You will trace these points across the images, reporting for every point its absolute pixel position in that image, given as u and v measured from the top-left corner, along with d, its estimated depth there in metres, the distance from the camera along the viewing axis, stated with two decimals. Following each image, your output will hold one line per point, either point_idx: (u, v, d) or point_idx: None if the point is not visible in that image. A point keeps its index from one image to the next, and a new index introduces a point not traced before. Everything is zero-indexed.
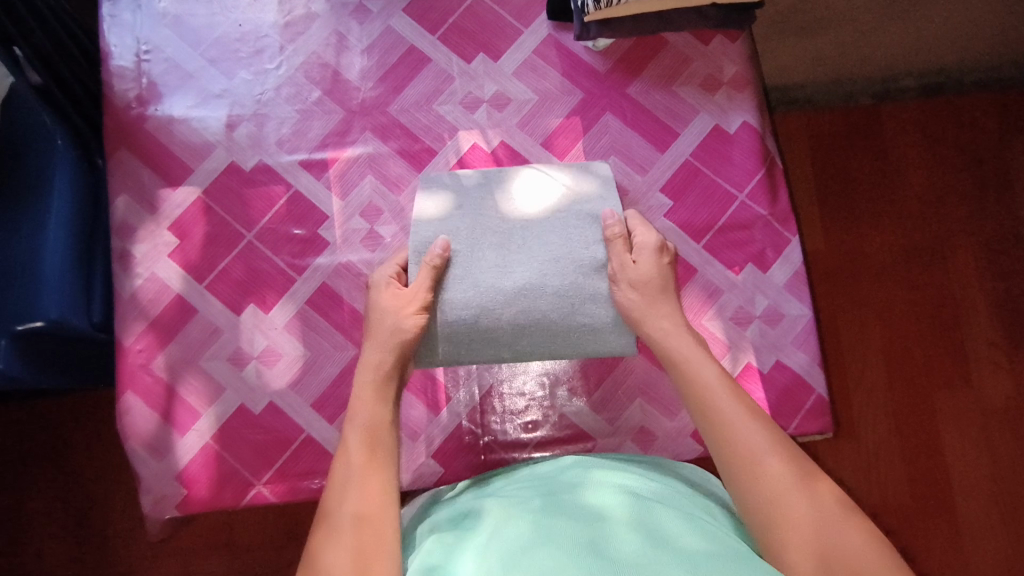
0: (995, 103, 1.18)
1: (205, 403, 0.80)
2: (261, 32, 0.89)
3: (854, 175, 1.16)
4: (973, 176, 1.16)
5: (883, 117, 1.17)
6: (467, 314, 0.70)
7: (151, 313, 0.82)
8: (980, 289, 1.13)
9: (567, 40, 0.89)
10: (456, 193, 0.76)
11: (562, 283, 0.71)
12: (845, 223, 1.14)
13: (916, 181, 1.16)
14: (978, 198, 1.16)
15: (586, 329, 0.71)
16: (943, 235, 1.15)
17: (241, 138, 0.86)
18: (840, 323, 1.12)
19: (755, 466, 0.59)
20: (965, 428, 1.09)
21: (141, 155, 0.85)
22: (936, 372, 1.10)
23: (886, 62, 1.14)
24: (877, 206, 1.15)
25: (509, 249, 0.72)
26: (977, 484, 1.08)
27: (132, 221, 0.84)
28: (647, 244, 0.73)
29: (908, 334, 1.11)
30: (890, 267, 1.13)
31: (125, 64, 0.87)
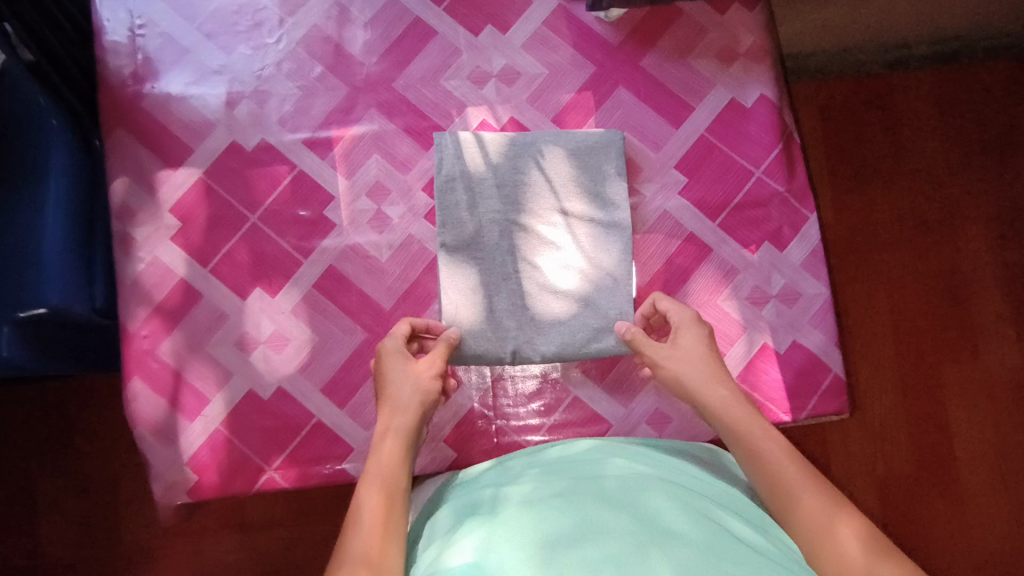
0: (1011, 70, 1.15)
1: (213, 389, 0.79)
2: (259, 4, 0.86)
3: (865, 141, 1.13)
4: (986, 145, 1.14)
5: (895, 86, 1.15)
6: (486, 316, 0.77)
7: (155, 299, 0.80)
8: (988, 260, 1.12)
9: (578, 10, 0.85)
10: (472, 198, 0.79)
11: (572, 291, 0.78)
12: (855, 192, 1.12)
13: (927, 151, 1.14)
14: (990, 169, 1.14)
15: (594, 330, 0.78)
16: (953, 206, 1.13)
17: (242, 116, 0.83)
18: (850, 294, 1.10)
19: (786, 491, 0.61)
20: (972, 401, 1.09)
21: (139, 135, 0.83)
22: (944, 344, 1.09)
23: (898, 32, 1.10)
24: (888, 175, 1.13)
25: (524, 258, 0.79)
26: (980, 455, 1.08)
27: (133, 204, 0.81)
28: (685, 323, 0.74)
29: (917, 308, 1.10)
30: (900, 238, 1.12)
31: (118, 39, 0.84)
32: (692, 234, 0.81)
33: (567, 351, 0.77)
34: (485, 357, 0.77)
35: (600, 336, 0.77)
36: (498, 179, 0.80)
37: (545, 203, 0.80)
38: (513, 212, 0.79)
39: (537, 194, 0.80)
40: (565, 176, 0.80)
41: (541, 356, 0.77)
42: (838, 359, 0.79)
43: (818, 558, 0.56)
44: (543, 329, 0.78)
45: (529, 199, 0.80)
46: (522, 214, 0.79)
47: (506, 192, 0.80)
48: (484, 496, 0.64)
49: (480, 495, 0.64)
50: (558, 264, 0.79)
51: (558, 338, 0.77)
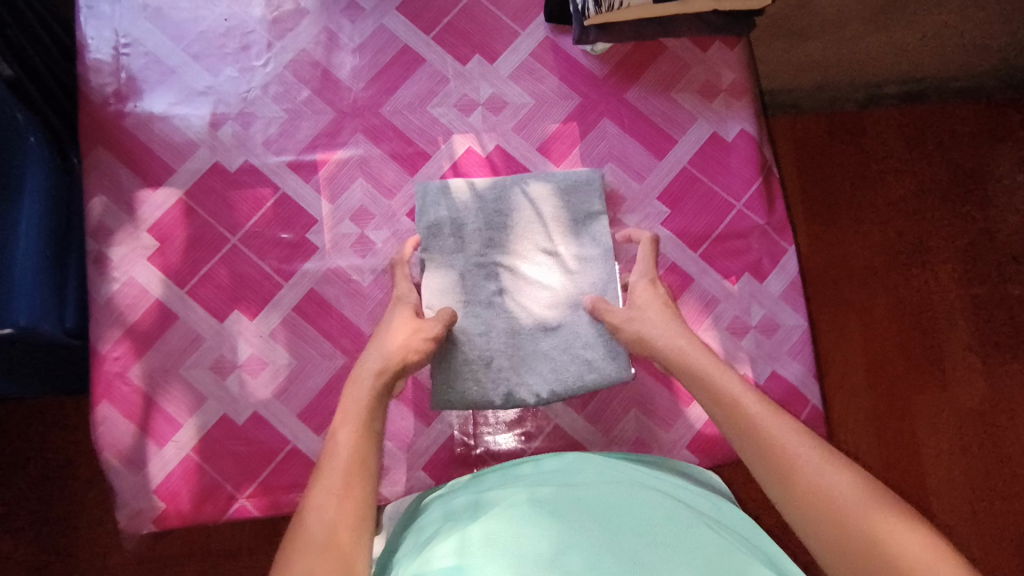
0: (974, 111, 1.20)
1: (184, 413, 0.77)
2: (247, 27, 0.86)
3: (838, 176, 1.17)
4: (952, 182, 1.18)
5: (866, 122, 1.19)
6: (475, 358, 0.75)
7: (129, 320, 0.78)
8: (956, 293, 1.15)
9: (565, 43, 0.87)
10: (458, 238, 0.79)
11: (560, 328, 0.77)
12: (829, 226, 1.16)
13: (898, 185, 1.17)
14: (956, 204, 1.17)
15: (588, 365, 0.76)
16: (922, 239, 1.16)
17: (225, 138, 0.83)
18: (825, 325, 1.13)
19: (767, 440, 0.57)
20: (942, 428, 1.10)
21: (120, 154, 0.82)
22: (915, 374, 1.11)
23: (870, 71, 1.14)
24: (859, 209, 1.16)
25: (513, 299, 0.78)
26: (950, 482, 1.09)
27: (109, 223, 0.80)
28: (641, 284, 0.76)
29: (890, 341, 1.12)
30: (873, 270, 1.14)
31: (102, 58, 0.83)
32: (674, 264, 0.82)
33: (565, 390, 0.76)
34: (477, 402, 0.75)
35: (597, 371, 0.75)
36: (482, 220, 0.79)
37: (530, 241, 0.79)
38: (498, 254, 0.79)
39: (521, 233, 0.79)
40: (551, 216, 0.80)
41: (537, 399, 0.75)
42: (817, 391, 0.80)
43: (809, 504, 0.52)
44: (537, 369, 0.76)
45: (514, 241, 0.79)
46: (506, 253, 0.79)
47: (491, 234, 0.79)
48: (465, 503, 0.62)
49: (458, 504, 0.63)
50: (546, 302, 0.78)
51: (550, 377, 0.76)
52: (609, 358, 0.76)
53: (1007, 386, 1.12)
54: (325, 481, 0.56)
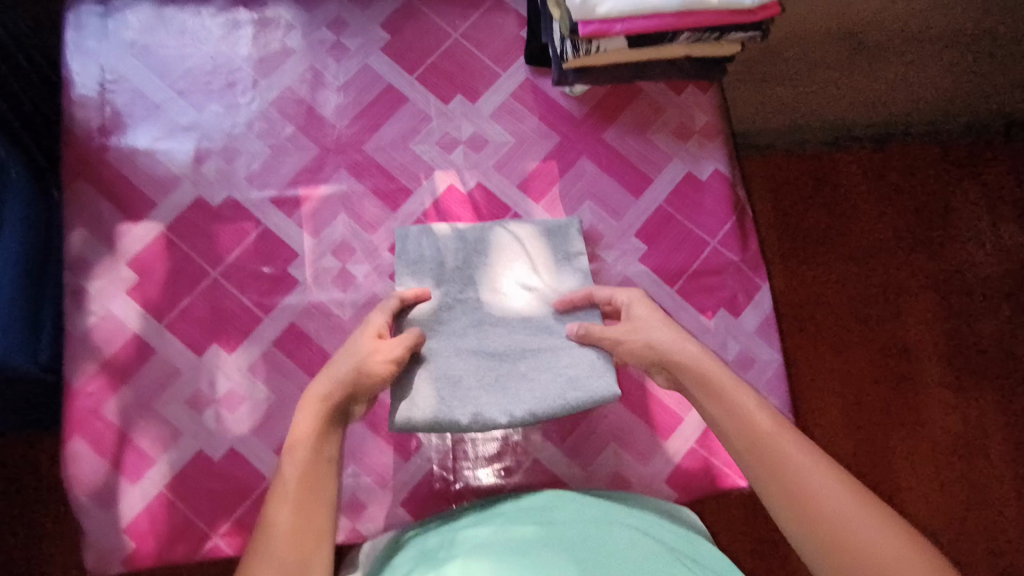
0: (940, 152, 1.25)
1: (158, 449, 0.76)
2: (233, 65, 0.87)
3: (810, 211, 1.21)
4: (919, 219, 1.22)
5: (837, 160, 1.23)
6: (447, 378, 0.72)
7: (105, 354, 0.78)
8: (927, 326, 1.18)
9: (544, 84, 0.90)
10: (434, 262, 0.78)
11: (537, 348, 0.75)
12: (802, 258, 1.19)
13: (868, 221, 1.21)
14: (924, 241, 1.21)
15: (568, 383, 0.72)
16: (892, 273, 1.19)
17: (209, 173, 0.84)
18: (800, 353, 1.15)
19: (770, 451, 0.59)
20: (915, 460, 1.12)
21: (102, 188, 0.82)
22: (887, 405, 1.14)
23: (838, 113, 1.19)
24: (832, 242, 1.20)
25: (490, 325, 0.76)
26: (925, 513, 1.10)
27: (88, 256, 0.80)
28: (634, 300, 0.73)
29: (864, 372, 1.15)
30: (846, 301, 1.17)
31: (88, 93, 0.84)
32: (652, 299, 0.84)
33: (542, 409, 0.71)
34: (445, 424, 0.70)
35: (580, 389, 0.71)
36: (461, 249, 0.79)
37: (506, 267, 0.80)
38: (475, 281, 0.78)
39: (498, 259, 0.80)
40: (528, 246, 0.80)
41: (510, 420, 0.71)
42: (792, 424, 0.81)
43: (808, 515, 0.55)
44: (511, 390, 0.72)
45: (492, 269, 0.79)
46: (482, 278, 0.79)
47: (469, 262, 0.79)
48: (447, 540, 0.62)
49: (440, 539, 0.63)
50: (521, 324, 0.77)
51: (528, 395, 0.71)
52: (591, 372, 0.72)
53: (978, 419, 1.15)
54: (279, 521, 0.57)
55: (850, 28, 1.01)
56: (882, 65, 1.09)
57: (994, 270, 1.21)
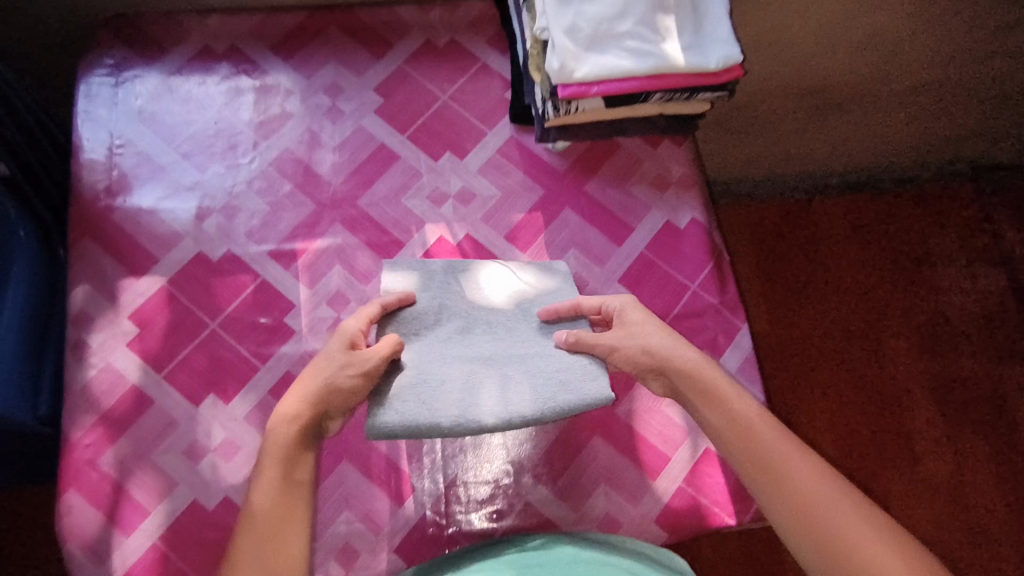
0: (906, 197, 1.48)
1: (154, 500, 0.77)
2: (235, 129, 0.92)
3: (790, 250, 1.43)
4: (890, 254, 1.44)
5: (815, 207, 1.46)
6: (432, 380, 0.72)
7: (103, 406, 0.79)
8: (905, 343, 1.37)
9: (528, 141, 0.95)
10: (422, 275, 0.81)
11: (525, 355, 0.76)
12: (783, 289, 1.40)
13: (844, 257, 1.43)
14: (895, 271, 1.42)
15: (560, 386, 0.73)
16: (868, 298, 1.40)
17: (210, 229, 0.88)
18: (787, 369, 1.35)
19: (774, 465, 0.65)
20: (903, 456, 1.29)
21: (107, 246, 0.86)
22: (871, 410, 1.32)
23: (811, 165, 1.41)
24: (810, 275, 1.41)
25: (474, 335, 0.78)
26: (916, 504, 1.26)
27: (91, 311, 0.83)
28: (627, 306, 0.78)
29: (845, 383, 1.34)
30: (824, 324, 1.38)
31: (96, 157, 0.89)
32: None
33: (531, 410, 0.71)
34: (427, 425, 0.69)
35: (572, 392, 0.72)
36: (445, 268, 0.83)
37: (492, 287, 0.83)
38: (459, 296, 0.81)
39: (487, 278, 0.83)
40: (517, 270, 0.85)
41: (496, 420, 0.70)
42: None
43: (812, 526, 0.61)
44: (496, 391, 0.72)
45: (477, 287, 0.82)
46: (468, 293, 0.82)
47: (454, 279, 0.82)
48: None
49: None
50: (509, 336, 0.78)
51: (518, 395, 0.72)
52: (584, 375, 0.74)
53: (965, 432, 1.31)
54: (247, 557, 0.61)
55: (817, 89, 1.22)
56: (840, 120, 1.31)
57: (971, 308, 1.40)
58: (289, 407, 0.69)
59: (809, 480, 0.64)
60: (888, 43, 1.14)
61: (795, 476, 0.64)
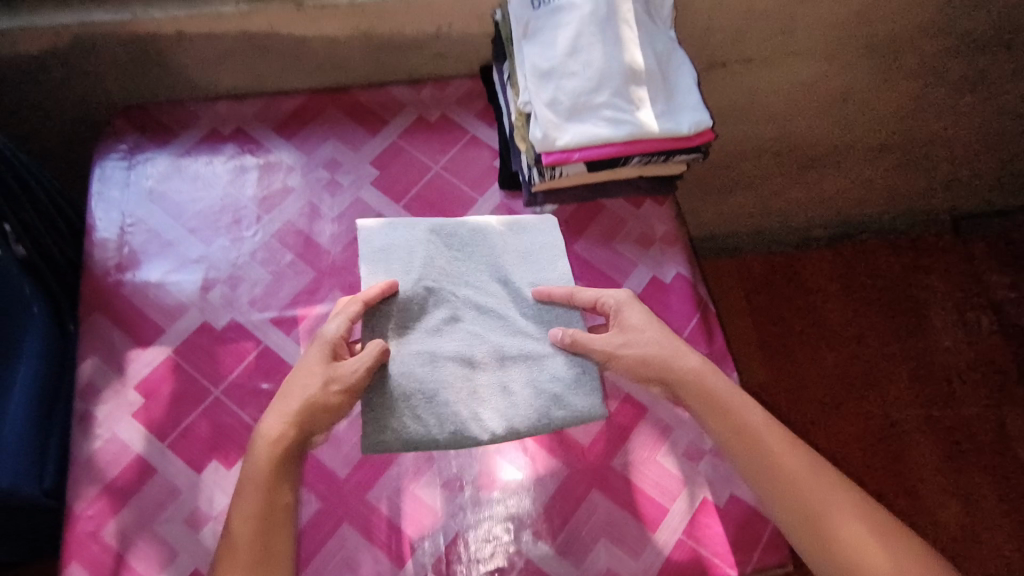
0: (884, 246, 1.65)
1: (155, 571, 0.77)
2: (239, 204, 0.98)
3: (783, 294, 1.59)
4: (877, 295, 1.60)
5: (803, 262, 1.62)
6: (428, 387, 0.79)
7: (106, 477, 0.81)
8: (899, 374, 1.51)
9: (517, 206, 1.00)
10: (408, 263, 0.86)
11: (516, 356, 0.83)
12: (779, 330, 1.55)
13: (833, 299, 1.59)
14: (882, 309, 1.58)
15: (552, 402, 0.81)
16: (859, 335, 1.55)
17: (214, 299, 0.91)
18: (793, 404, 1.47)
19: (774, 466, 0.72)
20: (910, 477, 1.41)
21: (115, 319, 0.89)
22: (876, 436, 1.45)
23: (795, 227, 1.58)
24: (803, 317, 1.57)
25: (462, 325, 0.84)
26: (929, 521, 1.37)
27: (98, 383, 0.85)
28: (623, 302, 0.83)
29: (847, 413, 1.47)
30: (821, 358, 1.52)
31: (108, 236, 0.94)
32: (628, 394, 0.89)
33: (527, 424, 0.80)
34: (426, 440, 0.77)
35: (565, 406, 0.81)
36: (435, 254, 0.88)
37: (477, 271, 0.88)
38: (449, 285, 0.86)
39: (471, 260, 0.89)
40: (507, 253, 0.90)
41: (492, 435, 0.78)
42: None
43: (809, 518, 0.69)
44: (492, 403, 0.80)
45: (467, 272, 0.88)
46: (455, 281, 0.87)
47: (444, 265, 0.87)
48: None
49: None
50: (498, 332, 0.84)
51: (515, 411, 0.80)
52: (577, 391, 0.82)
53: (969, 469, 1.42)
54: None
55: (793, 148, 1.34)
56: (821, 182, 1.44)
57: (971, 359, 1.53)
58: (269, 430, 0.71)
59: (805, 476, 0.71)
60: (846, 103, 1.26)
61: (793, 475, 0.71)
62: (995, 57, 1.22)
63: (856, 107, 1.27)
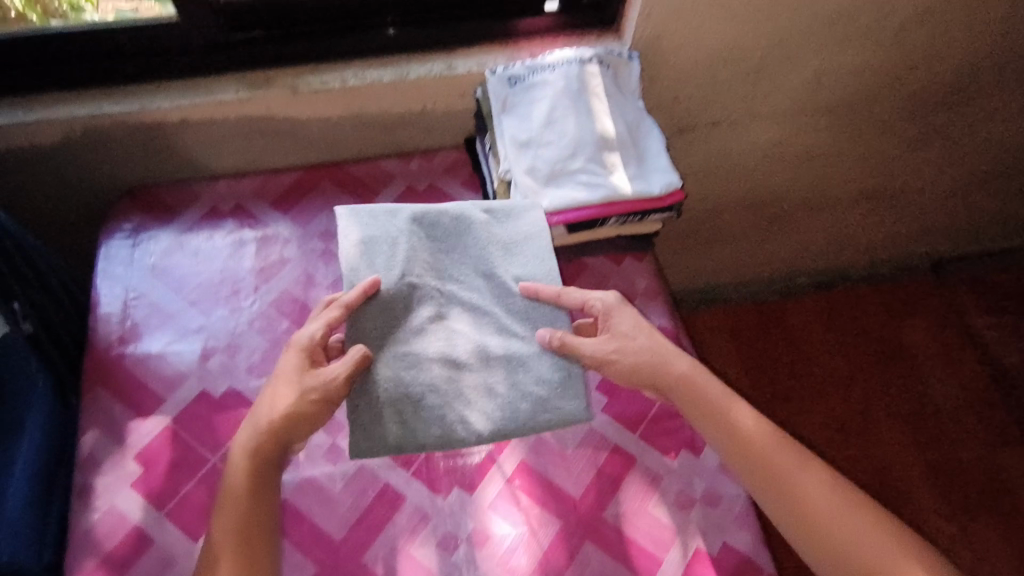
0: (866, 295, 1.75)
1: None
2: (238, 276, 1.02)
3: (773, 343, 1.68)
4: (862, 342, 1.69)
5: (789, 309, 1.72)
6: (411, 389, 0.80)
7: (103, 549, 0.81)
8: (890, 418, 1.59)
9: None
10: (391, 257, 0.86)
11: (502, 356, 0.83)
12: (772, 375, 1.63)
13: (819, 346, 1.68)
14: (870, 357, 1.67)
15: (538, 405, 0.82)
16: (849, 381, 1.63)
17: (213, 368, 0.94)
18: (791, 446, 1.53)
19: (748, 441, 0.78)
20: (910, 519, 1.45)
21: (116, 391, 0.92)
22: (873, 478, 1.50)
23: (778, 278, 1.68)
24: (793, 363, 1.65)
25: (446, 321, 0.84)
26: None
27: (98, 455, 0.87)
28: (611, 306, 0.86)
29: (844, 456, 1.53)
30: (815, 402, 1.60)
31: (111, 311, 0.98)
32: (617, 445, 0.91)
33: (512, 427, 0.81)
34: (410, 444, 0.78)
35: (550, 410, 0.82)
36: (418, 246, 0.87)
37: (461, 264, 0.88)
38: (432, 280, 0.86)
39: (455, 252, 0.89)
40: (492, 243, 0.89)
41: (477, 437, 0.80)
42: (766, 555, 0.85)
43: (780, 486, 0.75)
44: (476, 405, 0.81)
45: (451, 265, 0.87)
46: (438, 275, 0.87)
47: (427, 259, 0.87)
48: None
49: None
50: (483, 330, 0.85)
51: (499, 415, 0.81)
52: (563, 395, 0.82)
53: (968, 511, 1.48)
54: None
55: (767, 204, 1.41)
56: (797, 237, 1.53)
57: (960, 402, 1.61)
58: (245, 439, 0.76)
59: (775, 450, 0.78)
60: (812, 161, 1.33)
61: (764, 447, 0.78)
62: (950, 113, 1.29)
63: (823, 166, 1.35)
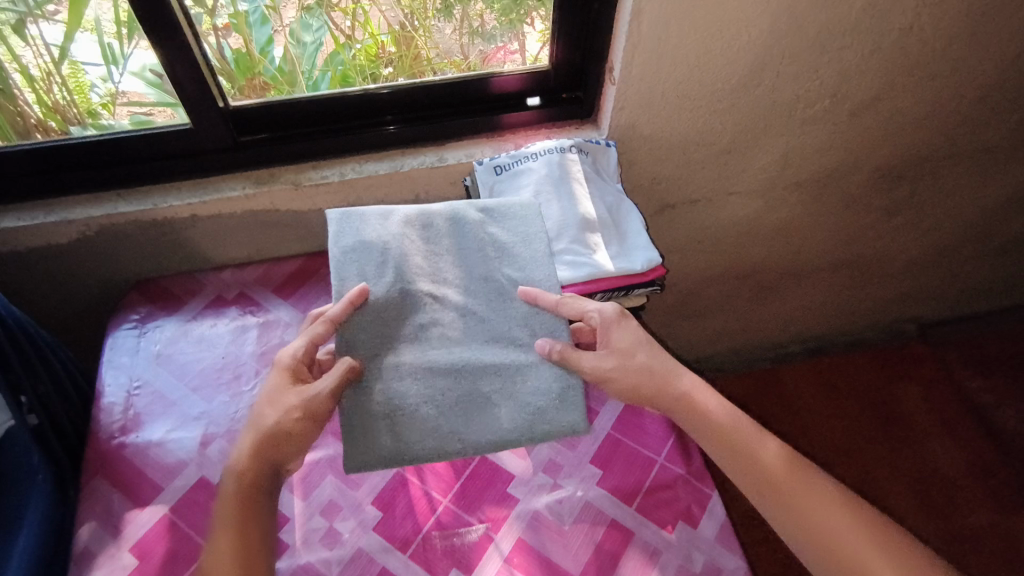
0: (857, 360, 1.79)
1: None
2: (240, 361, 1.05)
3: (771, 411, 1.71)
4: (857, 405, 1.72)
5: (783, 375, 1.77)
6: (405, 403, 0.83)
7: None
8: (891, 485, 1.59)
9: None
10: (384, 263, 0.89)
11: (496, 362, 0.86)
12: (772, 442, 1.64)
13: (816, 412, 1.70)
14: (865, 424, 1.69)
15: (535, 415, 0.84)
16: (847, 448, 1.64)
17: (213, 454, 0.96)
18: None
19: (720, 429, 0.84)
20: None
21: (116, 481, 0.93)
22: None
23: (771, 346, 1.73)
24: (791, 430, 1.67)
25: (439, 331, 0.88)
26: None
27: (94, 547, 0.87)
28: (606, 318, 0.87)
29: None
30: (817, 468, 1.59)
31: (114, 400, 1.00)
32: (614, 519, 0.91)
33: (509, 437, 0.83)
34: (405, 457, 0.81)
35: (548, 420, 0.84)
36: (412, 251, 0.91)
37: (453, 272, 0.92)
38: (425, 288, 0.89)
39: (449, 258, 0.93)
40: (488, 249, 0.94)
41: (471, 448, 0.82)
42: None
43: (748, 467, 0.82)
44: (471, 415, 0.84)
45: (444, 271, 0.91)
46: (431, 281, 0.90)
47: (420, 263, 0.91)
48: None
49: None
50: (476, 338, 0.88)
51: (494, 425, 0.83)
52: (560, 407, 0.85)
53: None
54: None
55: (749, 275, 1.47)
56: (783, 305, 1.59)
57: (960, 468, 1.60)
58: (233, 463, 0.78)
59: (745, 437, 0.84)
60: (789, 233, 1.39)
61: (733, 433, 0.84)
62: (913, 184, 1.36)
63: (799, 238, 1.41)
